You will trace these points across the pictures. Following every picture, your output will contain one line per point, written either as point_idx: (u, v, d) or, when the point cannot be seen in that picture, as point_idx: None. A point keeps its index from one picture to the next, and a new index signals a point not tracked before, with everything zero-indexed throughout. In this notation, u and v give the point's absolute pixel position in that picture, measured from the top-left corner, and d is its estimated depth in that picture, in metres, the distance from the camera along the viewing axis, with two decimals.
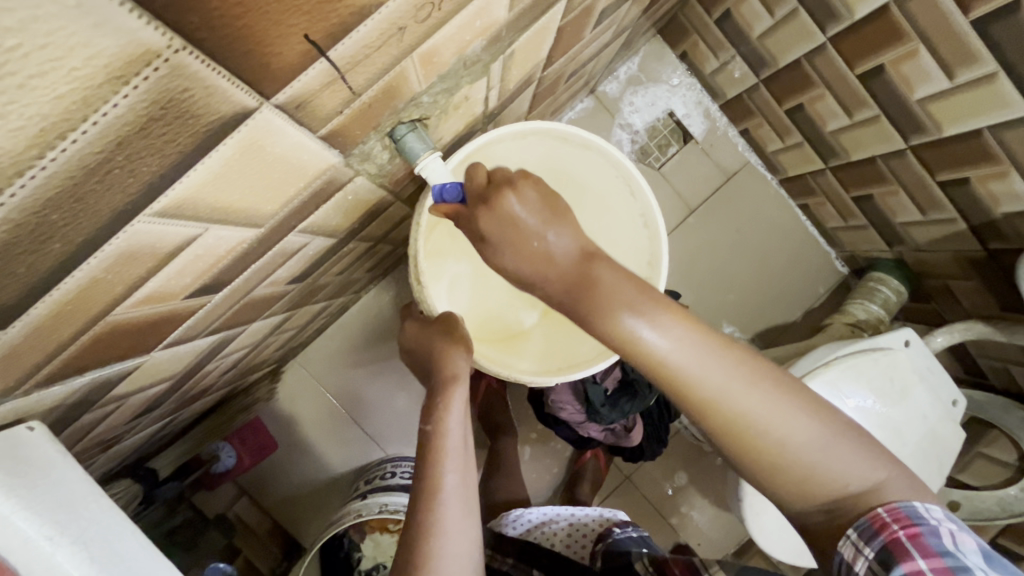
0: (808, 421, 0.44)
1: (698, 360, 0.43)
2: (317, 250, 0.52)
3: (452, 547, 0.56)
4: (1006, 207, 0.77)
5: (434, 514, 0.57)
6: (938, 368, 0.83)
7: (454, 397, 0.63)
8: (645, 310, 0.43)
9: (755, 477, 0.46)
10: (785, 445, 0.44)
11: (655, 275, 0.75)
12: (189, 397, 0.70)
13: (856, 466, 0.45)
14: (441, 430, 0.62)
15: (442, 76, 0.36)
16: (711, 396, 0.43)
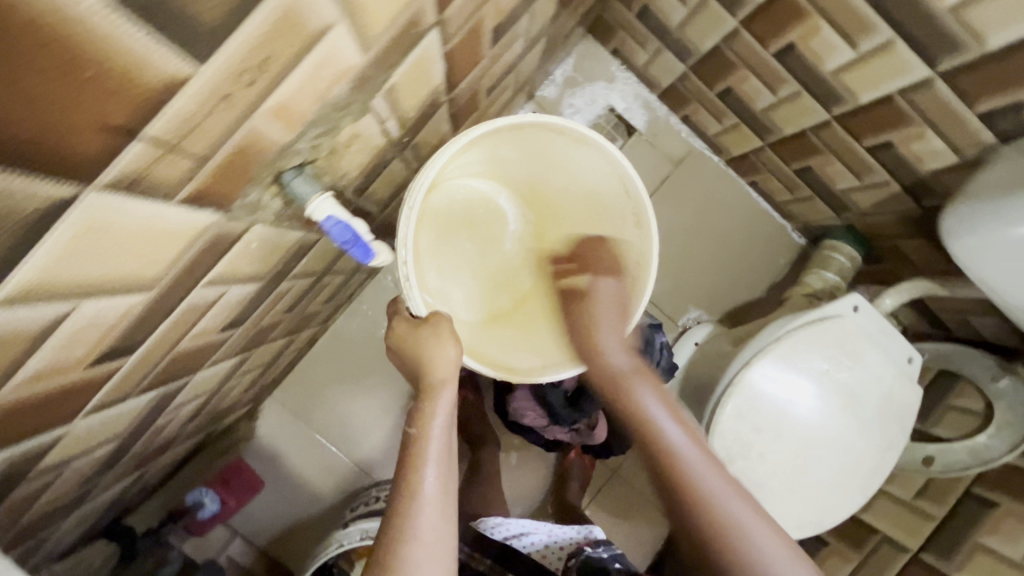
0: (759, 520, 0.64)
1: (679, 439, 0.68)
2: (242, 298, 0.53)
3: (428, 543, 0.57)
4: (931, 165, 0.79)
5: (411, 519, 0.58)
6: (889, 328, 0.85)
7: (437, 403, 0.65)
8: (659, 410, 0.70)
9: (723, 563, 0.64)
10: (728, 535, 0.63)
11: (643, 277, 0.75)
12: (151, 453, 0.71)
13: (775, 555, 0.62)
14: (424, 434, 0.64)
15: (312, 123, 0.38)
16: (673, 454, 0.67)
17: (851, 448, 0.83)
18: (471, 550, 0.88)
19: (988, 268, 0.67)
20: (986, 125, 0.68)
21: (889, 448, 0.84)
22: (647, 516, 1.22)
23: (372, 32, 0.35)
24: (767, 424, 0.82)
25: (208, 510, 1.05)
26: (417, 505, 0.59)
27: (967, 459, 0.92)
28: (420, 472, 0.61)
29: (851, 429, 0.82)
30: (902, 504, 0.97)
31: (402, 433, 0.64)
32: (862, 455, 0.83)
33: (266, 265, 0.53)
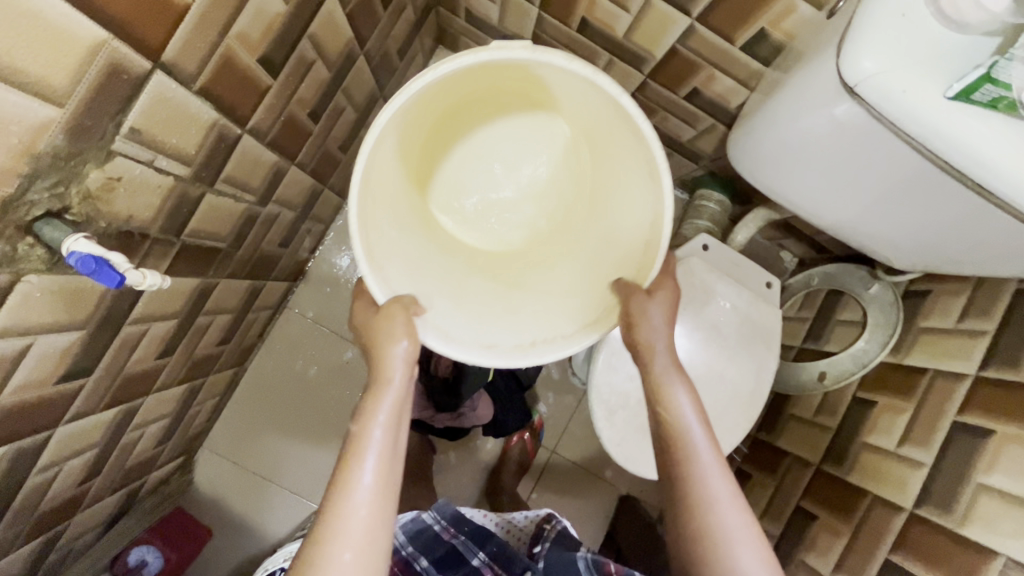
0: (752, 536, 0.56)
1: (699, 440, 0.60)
2: (66, 347, 0.57)
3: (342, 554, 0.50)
4: (735, 101, 0.84)
5: (337, 525, 0.51)
6: (738, 258, 0.90)
7: (383, 398, 0.58)
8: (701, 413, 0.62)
9: None
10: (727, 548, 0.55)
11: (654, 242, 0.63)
12: (49, 514, 0.74)
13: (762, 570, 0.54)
14: (366, 428, 0.56)
15: (33, 175, 0.42)
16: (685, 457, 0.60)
17: (722, 377, 0.86)
18: (447, 526, 0.86)
19: (779, 182, 0.74)
20: (751, 57, 0.73)
21: (760, 371, 0.87)
22: (592, 488, 1.27)
23: (52, 87, 0.40)
24: (638, 371, 0.85)
25: (152, 567, 1.04)
26: (349, 506, 0.52)
27: (851, 365, 0.96)
28: (353, 470, 0.54)
29: (718, 360, 0.86)
30: (806, 422, 1.01)
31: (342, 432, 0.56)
32: (734, 383, 0.87)
33: (81, 314, 0.57)
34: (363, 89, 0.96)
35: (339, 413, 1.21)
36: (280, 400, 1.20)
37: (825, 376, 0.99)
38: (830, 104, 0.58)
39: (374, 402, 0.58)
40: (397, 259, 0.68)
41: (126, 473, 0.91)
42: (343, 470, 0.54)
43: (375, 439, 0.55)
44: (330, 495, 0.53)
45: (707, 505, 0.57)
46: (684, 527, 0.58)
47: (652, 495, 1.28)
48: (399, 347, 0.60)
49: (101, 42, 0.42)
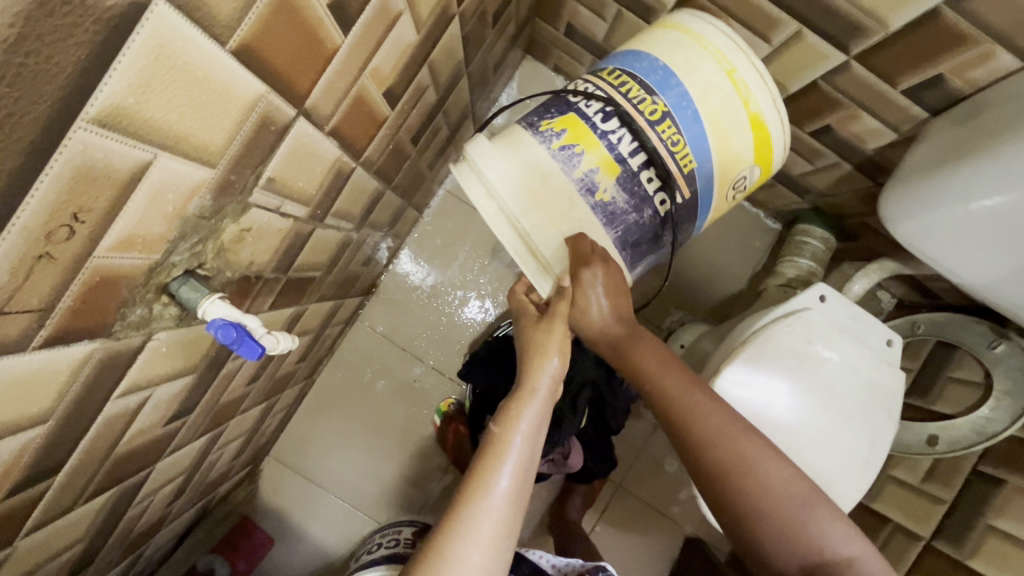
0: (775, 476, 0.58)
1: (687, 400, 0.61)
2: (177, 392, 0.55)
3: (476, 537, 0.53)
4: (874, 143, 0.76)
5: (469, 522, 0.54)
6: (859, 313, 0.82)
7: (527, 408, 0.60)
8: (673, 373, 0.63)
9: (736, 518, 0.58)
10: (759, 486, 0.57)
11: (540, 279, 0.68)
12: (139, 537, 0.74)
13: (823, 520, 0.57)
14: (507, 434, 0.59)
15: (179, 238, 0.39)
16: (678, 412, 0.61)
17: (835, 444, 0.79)
18: None
19: (932, 246, 0.67)
20: (914, 101, 0.67)
21: (877, 438, 0.80)
22: (657, 526, 1.21)
23: (210, 150, 0.36)
24: None
25: None
26: (482, 509, 0.54)
27: (971, 435, 0.88)
28: (493, 471, 0.57)
29: (832, 424, 0.79)
30: (912, 489, 0.95)
31: (486, 431, 0.59)
32: (848, 450, 0.80)
33: (194, 358, 0.54)
34: (459, 107, 0.91)
35: (404, 432, 1.19)
36: (345, 412, 1.18)
37: (936, 441, 0.92)
38: (973, 196, 0.59)
39: (520, 407, 0.61)
40: None
41: (205, 488, 0.90)
42: (484, 468, 0.57)
43: (516, 446, 0.58)
44: (467, 490, 0.56)
45: (722, 455, 0.59)
46: (698, 471, 0.60)
47: (719, 539, 1.22)
48: (549, 364, 0.63)
49: (260, 97, 0.38)
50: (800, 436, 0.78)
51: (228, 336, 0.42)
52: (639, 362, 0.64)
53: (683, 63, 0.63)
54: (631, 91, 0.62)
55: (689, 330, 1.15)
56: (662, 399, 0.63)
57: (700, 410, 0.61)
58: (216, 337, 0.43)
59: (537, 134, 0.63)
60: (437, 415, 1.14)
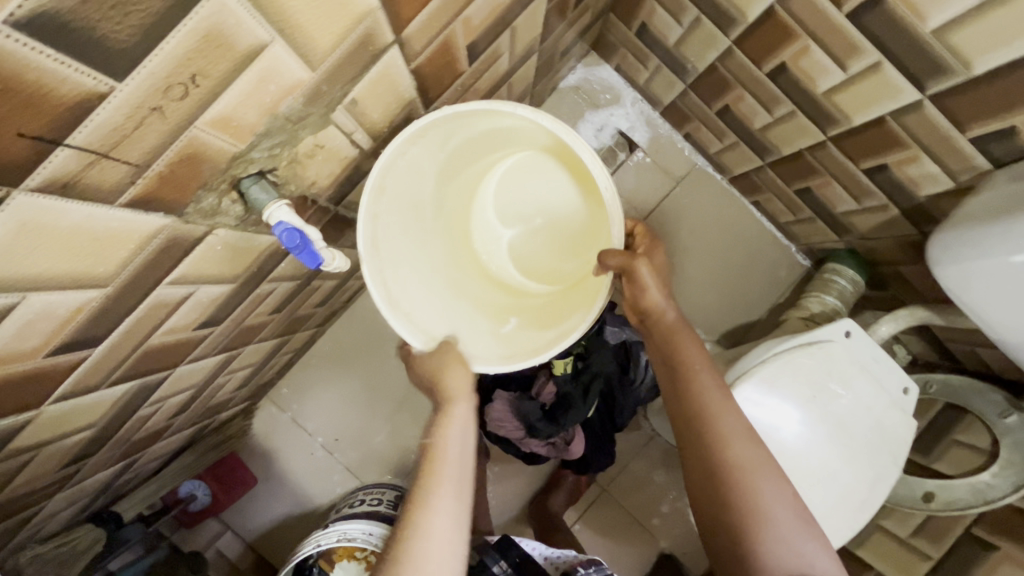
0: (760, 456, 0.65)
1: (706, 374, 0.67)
2: (216, 297, 0.55)
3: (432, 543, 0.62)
4: (928, 189, 0.77)
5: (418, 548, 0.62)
6: (881, 356, 0.82)
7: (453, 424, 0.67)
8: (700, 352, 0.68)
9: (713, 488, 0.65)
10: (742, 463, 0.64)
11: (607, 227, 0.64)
12: (138, 442, 0.74)
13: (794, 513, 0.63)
14: (437, 450, 0.67)
15: (264, 134, 0.40)
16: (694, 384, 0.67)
17: (835, 479, 0.79)
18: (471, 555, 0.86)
19: (975, 296, 0.67)
20: (980, 151, 0.67)
21: (877, 482, 0.80)
22: (634, 536, 1.21)
23: (315, 51, 0.37)
24: None
25: (199, 503, 1.06)
26: (429, 518, 0.63)
27: (968, 498, 0.88)
28: (431, 499, 0.65)
29: (836, 460, 0.79)
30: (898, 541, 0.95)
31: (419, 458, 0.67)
32: (846, 488, 0.79)
33: (239, 267, 0.54)
34: (522, 84, 0.92)
35: (402, 396, 1.19)
36: (348, 367, 1.17)
37: (931, 499, 0.92)
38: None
39: (445, 428, 0.67)
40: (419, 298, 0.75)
41: (206, 410, 0.91)
42: (421, 501, 0.64)
43: (445, 474, 0.66)
44: (409, 522, 0.64)
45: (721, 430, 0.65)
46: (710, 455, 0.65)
47: (693, 560, 1.21)
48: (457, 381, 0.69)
49: (370, 12, 0.38)
50: (803, 465, 0.78)
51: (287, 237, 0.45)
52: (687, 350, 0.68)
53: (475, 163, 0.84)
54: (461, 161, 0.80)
55: None
56: (695, 392, 0.67)
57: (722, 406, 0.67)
58: (278, 238, 0.45)
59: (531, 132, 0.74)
60: None
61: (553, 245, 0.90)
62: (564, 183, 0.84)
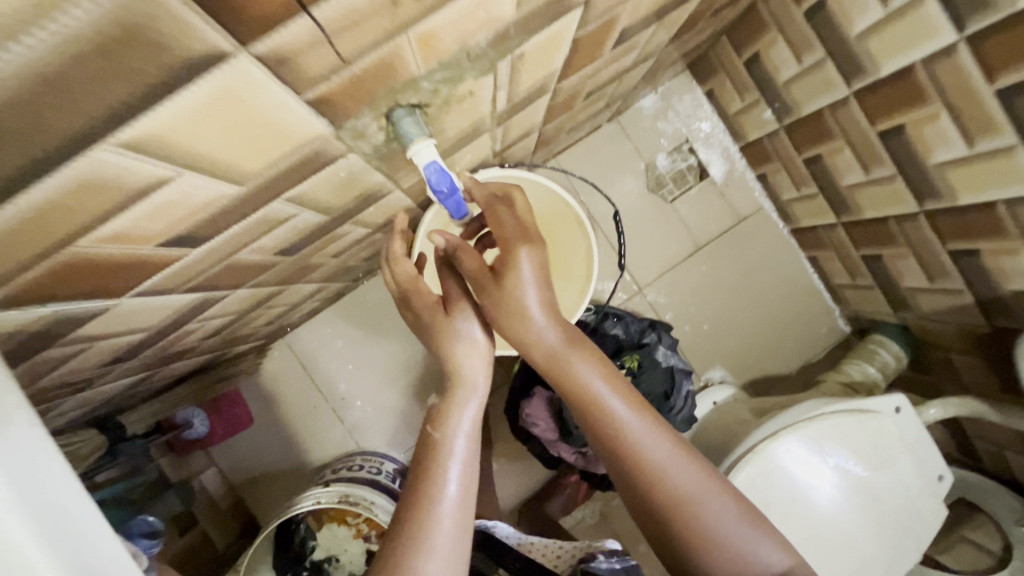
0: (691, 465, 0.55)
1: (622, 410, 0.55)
2: (308, 227, 0.52)
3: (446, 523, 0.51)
4: (1015, 284, 0.76)
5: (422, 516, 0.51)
6: (925, 438, 0.81)
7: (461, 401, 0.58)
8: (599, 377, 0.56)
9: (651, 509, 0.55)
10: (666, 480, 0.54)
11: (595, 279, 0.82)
12: (167, 355, 0.70)
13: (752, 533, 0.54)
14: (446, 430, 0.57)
15: (444, 64, 0.37)
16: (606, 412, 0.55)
17: (857, 550, 0.78)
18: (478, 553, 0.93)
19: None
20: None
21: (894, 562, 0.79)
22: None
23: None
24: (779, 502, 0.77)
25: (194, 431, 1.01)
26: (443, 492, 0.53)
27: None
28: (445, 486, 0.53)
29: (861, 531, 0.78)
30: None
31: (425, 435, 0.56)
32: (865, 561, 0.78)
33: (341, 199, 0.51)
34: (626, 84, 0.89)
35: (421, 372, 1.15)
36: (373, 328, 1.14)
37: None
38: None
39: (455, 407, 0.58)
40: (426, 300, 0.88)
41: (228, 340, 0.86)
42: (430, 493, 0.53)
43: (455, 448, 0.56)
44: (418, 492, 0.53)
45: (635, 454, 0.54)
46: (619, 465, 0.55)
47: None
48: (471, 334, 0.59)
49: None
50: (829, 528, 0.77)
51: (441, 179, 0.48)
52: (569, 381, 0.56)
53: None
54: None
55: (724, 391, 1.12)
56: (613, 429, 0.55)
57: (643, 426, 0.55)
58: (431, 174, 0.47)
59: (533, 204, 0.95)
60: None
61: None
62: None
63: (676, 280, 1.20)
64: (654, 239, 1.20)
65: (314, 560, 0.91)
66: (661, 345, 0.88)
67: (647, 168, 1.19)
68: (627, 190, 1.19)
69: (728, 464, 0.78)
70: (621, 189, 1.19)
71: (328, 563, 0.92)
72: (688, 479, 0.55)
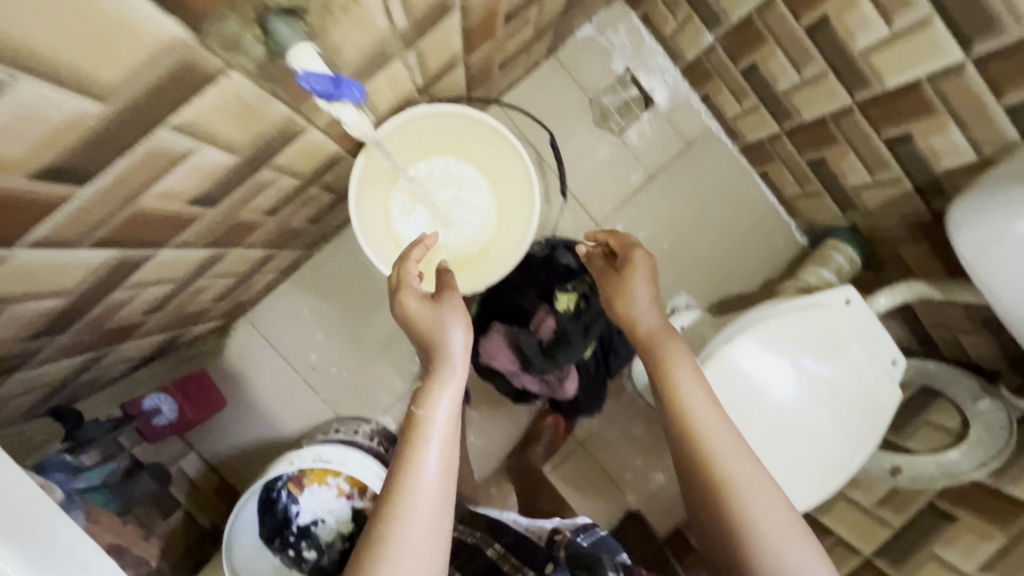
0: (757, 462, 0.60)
1: (718, 421, 0.61)
2: (216, 168, 0.51)
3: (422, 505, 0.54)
4: (947, 162, 0.77)
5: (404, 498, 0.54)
6: (878, 327, 0.82)
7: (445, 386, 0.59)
8: (687, 369, 0.64)
9: (711, 506, 0.59)
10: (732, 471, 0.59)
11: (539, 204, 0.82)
12: (110, 332, 0.69)
13: (812, 562, 0.56)
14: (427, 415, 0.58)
15: None
16: (687, 404, 0.62)
17: (818, 441, 0.81)
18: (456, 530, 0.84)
19: (987, 266, 0.64)
20: (1012, 122, 0.67)
21: (857, 446, 0.82)
22: (606, 493, 1.20)
23: None
24: (740, 403, 0.79)
25: (162, 418, 0.99)
26: (420, 476, 0.55)
27: (935, 473, 0.90)
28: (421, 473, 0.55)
29: (823, 422, 0.81)
30: (860, 509, 0.96)
31: (408, 413, 0.57)
32: (830, 448, 0.81)
33: (246, 136, 0.50)
34: (552, 9, 0.88)
35: (389, 334, 1.15)
36: (334, 294, 1.13)
37: (898, 472, 0.94)
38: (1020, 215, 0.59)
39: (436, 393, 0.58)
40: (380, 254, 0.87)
41: (179, 318, 0.84)
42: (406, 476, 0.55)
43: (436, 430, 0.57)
44: (398, 474, 0.55)
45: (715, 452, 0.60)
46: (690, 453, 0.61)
47: (660, 525, 1.20)
48: (457, 339, 0.61)
49: None
50: (792, 421, 0.80)
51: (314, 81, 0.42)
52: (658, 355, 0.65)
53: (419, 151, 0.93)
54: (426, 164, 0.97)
55: (691, 313, 1.12)
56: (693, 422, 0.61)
57: (727, 439, 0.60)
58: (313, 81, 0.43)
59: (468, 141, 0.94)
60: None
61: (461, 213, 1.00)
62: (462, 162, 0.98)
63: (633, 212, 1.20)
64: (606, 175, 1.19)
65: (300, 523, 0.92)
66: None
67: (591, 102, 1.17)
68: (573, 127, 1.18)
69: None
70: (568, 127, 1.17)
71: (316, 525, 0.93)
72: (755, 464, 0.60)
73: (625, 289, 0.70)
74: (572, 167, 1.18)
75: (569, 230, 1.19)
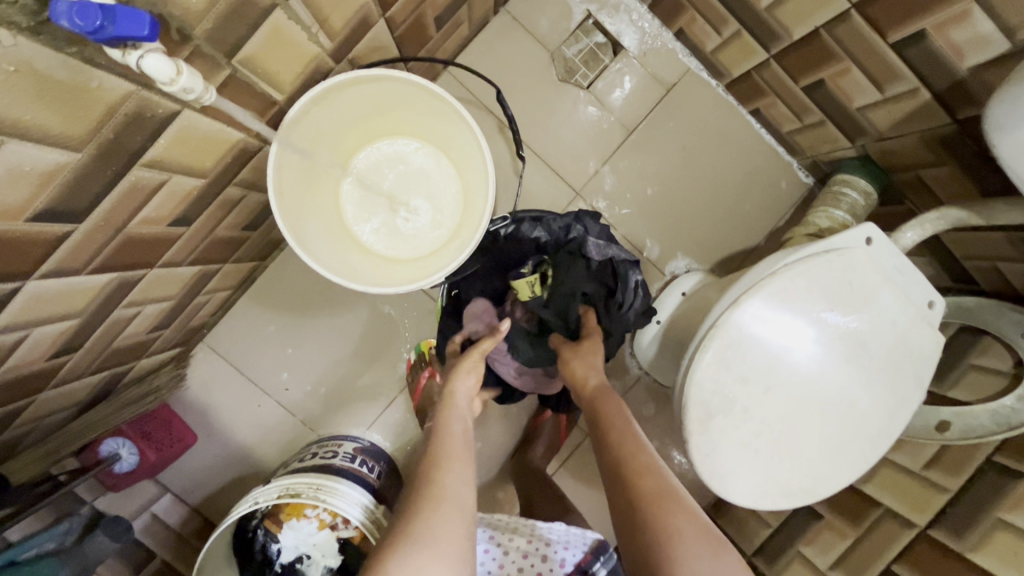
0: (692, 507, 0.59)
1: (651, 470, 0.61)
2: (55, 172, 0.40)
3: (449, 490, 0.55)
4: (971, 58, 0.64)
5: (437, 476, 0.56)
6: (906, 265, 0.70)
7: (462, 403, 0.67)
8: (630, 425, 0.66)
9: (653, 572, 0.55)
10: (672, 518, 0.57)
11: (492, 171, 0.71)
12: (6, 387, 0.59)
13: None
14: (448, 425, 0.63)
15: None
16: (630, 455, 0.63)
17: (852, 407, 0.70)
18: None
19: None
20: None
21: (897, 408, 0.71)
22: None
23: None
24: (755, 374, 0.68)
25: (123, 464, 0.91)
26: (446, 464, 0.57)
27: (990, 424, 0.77)
28: (445, 467, 0.57)
29: (853, 383, 0.69)
30: (909, 475, 0.85)
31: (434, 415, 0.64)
32: (864, 413, 0.70)
33: (79, 123, 0.39)
34: None
35: (363, 341, 1.04)
36: (297, 305, 1.03)
37: (947, 428, 0.81)
38: None
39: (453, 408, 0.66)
40: (323, 254, 0.77)
41: (112, 354, 0.75)
42: (437, 466, 0.57)
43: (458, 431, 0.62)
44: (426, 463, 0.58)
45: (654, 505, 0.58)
46: (627, 499, 0.60)
47: None
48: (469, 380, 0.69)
49: None
50: (816, 386, 0.68)
51: (93, 31, 0.30)
52: (607, 409, 0.68)
53: (358, 137, 0.83)
54: (370, 149, 0.88)
55: (691, 278, 1.01)
56: (635, 475, 0.61)
57: (660, 489, 0.59)
58: (71, 22, 0.29)
59: (410, 117, 0.83)
60: (413, 351, 1.03)
61: (418, 199, 0.90)
62: (410, 144, 0.88)
63: (615, 173, 1.08)
64: (579, 135, 1.07)
65: (283, 562, 0.83)
66: (590, 236, 0.83)
67: (552, 56, 1.05)
68: (536, 87, 1.05)
69: (688, 350, 0.69)
70: (530, 87, 1.05)
71: (301, 562, 0.84)
72: (686, 506, 0.58)
73: (591, 354, 0.76)
74: (540, 133, 1.06)
75: (546, 203, 1.08)
